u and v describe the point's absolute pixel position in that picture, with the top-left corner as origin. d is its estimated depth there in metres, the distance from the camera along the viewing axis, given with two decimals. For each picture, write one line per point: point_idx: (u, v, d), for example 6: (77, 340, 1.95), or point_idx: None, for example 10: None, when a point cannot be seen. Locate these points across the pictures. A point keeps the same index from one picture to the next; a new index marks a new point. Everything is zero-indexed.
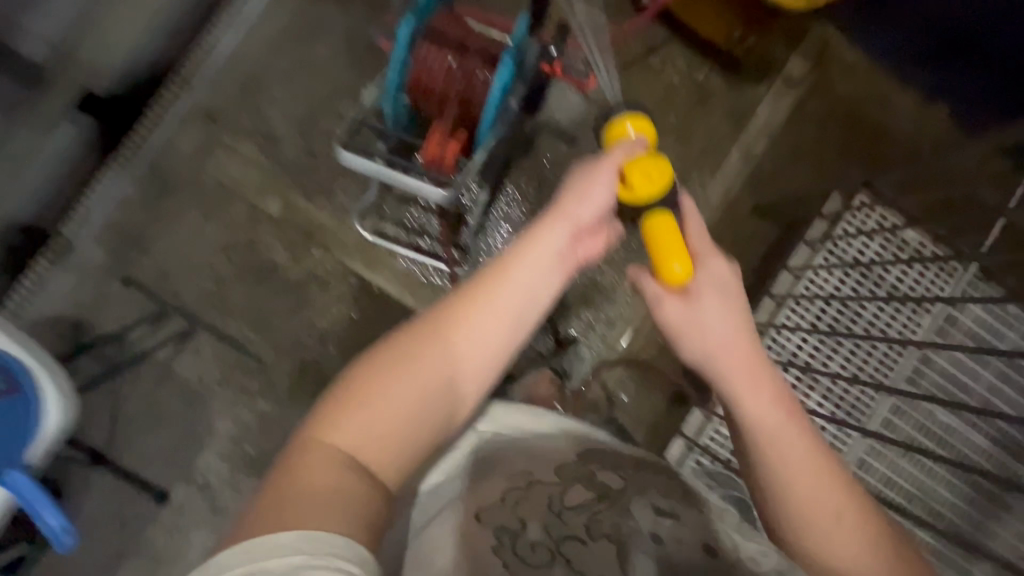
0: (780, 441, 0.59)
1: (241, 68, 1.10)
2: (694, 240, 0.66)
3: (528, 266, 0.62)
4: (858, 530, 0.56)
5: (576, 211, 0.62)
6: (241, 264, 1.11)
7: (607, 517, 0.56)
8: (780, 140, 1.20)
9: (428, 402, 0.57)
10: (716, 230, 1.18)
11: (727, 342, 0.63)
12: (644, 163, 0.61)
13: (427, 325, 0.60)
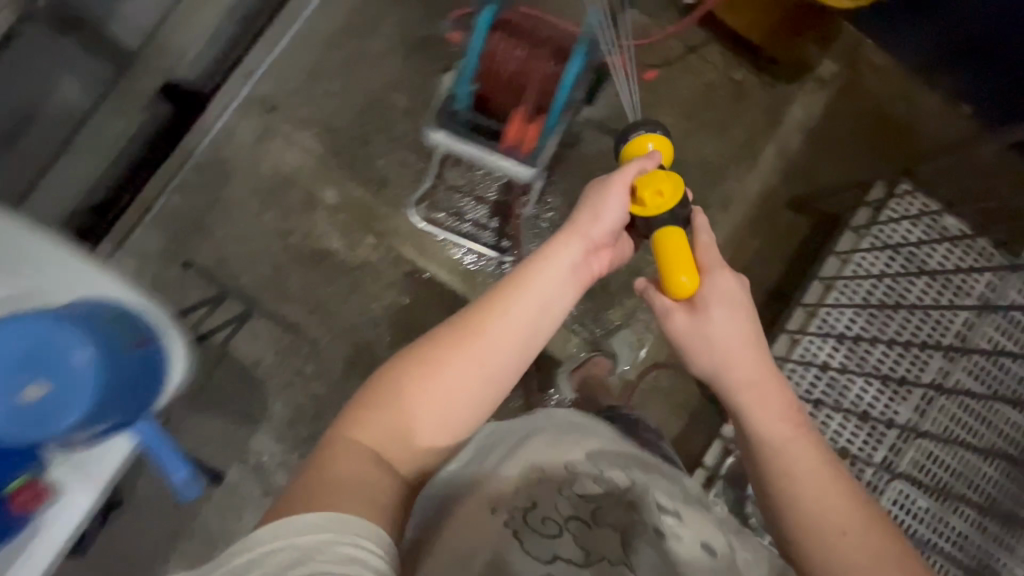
0: (783, 449, 0.59)
1: (300, 61, 1.14)
2: (704, 250, 0.67)
3: (548, 275, 0.62)
4: (872, 555, 0.53)
5: (587, 228, 0.65)
6: (299, 250, 1.14)
7: (614, 509, 0.56)
8: (814, 136, 1.25)
9: (450, 410, 0.58)
10: (752, 222, 1.23)
11: (733, 352, 0.63)
12: (656, 177, 0.66)
13: (448, 333, 0.60)
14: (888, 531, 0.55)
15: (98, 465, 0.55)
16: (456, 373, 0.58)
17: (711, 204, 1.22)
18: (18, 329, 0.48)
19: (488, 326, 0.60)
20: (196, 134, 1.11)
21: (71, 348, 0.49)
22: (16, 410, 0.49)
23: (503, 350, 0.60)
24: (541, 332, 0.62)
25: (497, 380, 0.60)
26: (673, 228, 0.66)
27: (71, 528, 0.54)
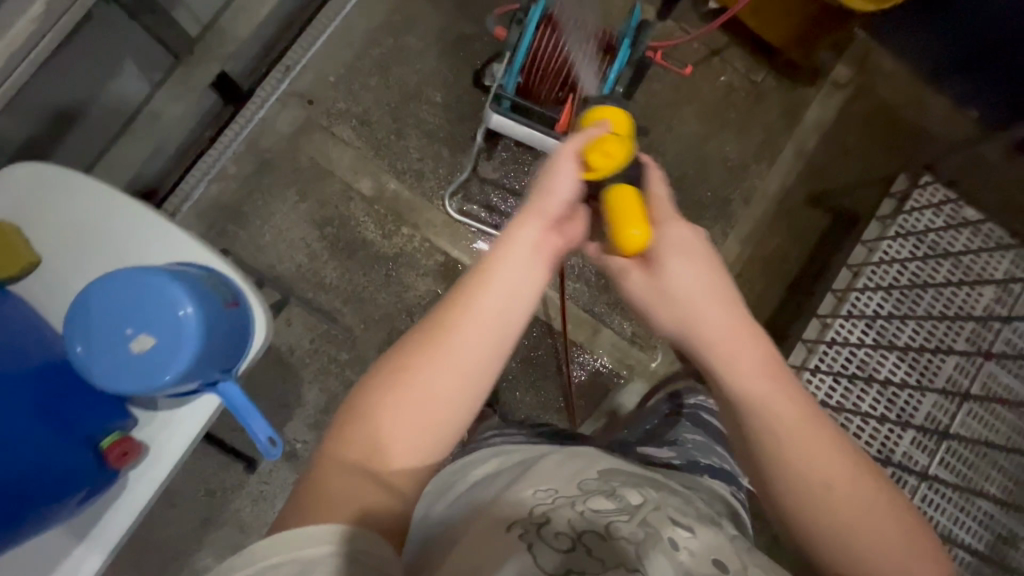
0: (762, 409, 0.50)
1: (338, 56, 1.17)
2: (656, 202, 0.57)
3: (507, 268, 0.49)
4: (886, 519, 0.49)
5: (542, 202, 0.51)
6: (334, 240, 1.16)
7: (629, 524, 0.48)
8: (831, 136, 1.29)
9: (412, 423, 0.47)
10: (773, 217, 1.26)
11: (698, 303, 0.52)
12: (601, 143, 0.56)
13: (394, 349, 0.49)
14: (874, 477, 0.50)
15: (183, 420, 0.57)
16: (405, 380, 0.47)
17: (734, 199, 1.26)
18: (127, 283, 0.48)
19: (444, 325, 0.48)
20: (237, 125, 1.13)
21: (177, 304, 0.49)
22: (121, 363, 0.48)
23: (461, 347, 0.48)
24: (507, 334, 0.49)
25: (461, 382, 0.48)
26: (625, 185, 0.55)
27: (156, 481, 0.56)
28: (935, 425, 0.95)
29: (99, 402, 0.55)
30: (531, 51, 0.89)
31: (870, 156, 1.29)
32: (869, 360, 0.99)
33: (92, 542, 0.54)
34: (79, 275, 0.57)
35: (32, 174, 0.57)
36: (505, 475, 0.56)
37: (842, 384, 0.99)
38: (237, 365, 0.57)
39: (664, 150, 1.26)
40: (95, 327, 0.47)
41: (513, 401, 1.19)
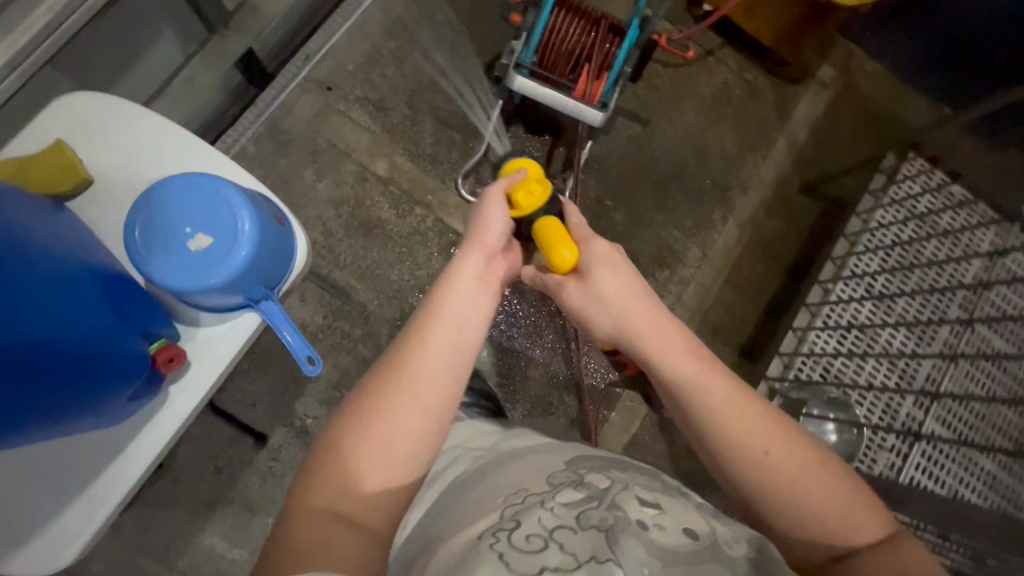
0: (695, 393, 0.57)
1: (357, 46, 1.23)
2: (576, 230, 0.73)
3: (457, 293, 0.60)
4: (815, 467, 0.53)
5: (484, 238, 0.66)
6: (349, 218, 1.18)
7: (599, 511, 0.52)
8: (819, 130, 1.37)
9: (390, 427, 0.53)
10: (769, 204, 1.33)
11: (627, 305, 0.64)
12: (523, 185, 0.73)
13: (372, 371, 0.56)
14: (808, 442, 0.54)
15: (224, 341, 0.59)
16: (379, 388, 0.54)
17: (732, 187, 1.32)
18: (190, 188, 0.51)
19: (410, 340, 0.57)
20: (259, 107, 1.17)
21: (236, 213, 0.51)
22: (180, 260, 0.51)
23: (428, 353, 0.56)
24: (465, 348, 0.58)
25: (430, 387, 0.55)
26: (550, 218, 0.71)
27: (196, 398, 0.57)
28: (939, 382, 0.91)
29: (138, 309, 0.55)
30: (547, 31, 0.95)
31: (857, 149, 1.37)
32: (870, 315, 0.98)
33: (129, 455, 0.56)
34: (132, 196, 0.60)
35: (91, 101, 0.60)
36: (485, 489, 0.60)
37: (851, 338, 0.97)
38: (279, 287, 0.60)
39: (666, 140, 1.32)
40: (158, 227, 0.50)
41: (521, 380, 1.21)
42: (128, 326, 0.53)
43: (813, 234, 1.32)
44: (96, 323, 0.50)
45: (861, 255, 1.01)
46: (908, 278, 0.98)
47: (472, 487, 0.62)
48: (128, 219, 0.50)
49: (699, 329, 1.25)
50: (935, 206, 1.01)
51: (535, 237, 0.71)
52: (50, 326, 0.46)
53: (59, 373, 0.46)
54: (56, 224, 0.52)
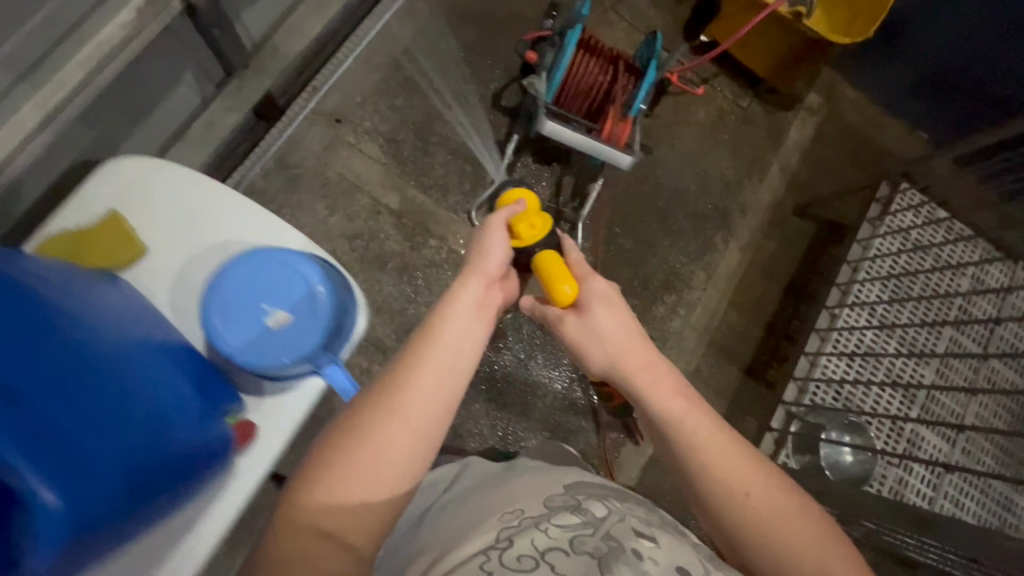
0: (681, 425, 0.59)
1: (364, 79, 1.22)
2: (576, 265, 0.72)
3: (456, 320, 0.56)
4: (793, 510, 0.54)
5: (483, 264, 0.63)
6: (364, 252, 1.18)
7: (592, 539, 0.50)
8: (809, 154, 1.43)
9: (379, 457, 0.49)
10: (767, 226, 1.38)
11: (620, 343, 0.64)
12: (526, 218, 0.75)
13: (360, 396, 0.52)
14: (790, 486, 0.56)
15: (288, 409, 0.57)
16: (371, 414, 0.50)
17: (731, 211, 1.37)
18: (269, 266, 0.56)
19: (405, 370, 0.52)
20: (268, 139, 1.14)
21: (310, 282, 0.57)
22: (261, 332, 0.56)
23: (424, 385, 0.52)
24: (458, 376, 0.54)
25: (424, 424, 0.51)
26: (550, 251, 0.71)
27: (258, 469, 0.56)
28: (935, 408, 0.98)
29: (193, 377, 0.52)
30: (566, 72, 0.97)
31: (844, 172, 1.43)
32: (874, 343, 1.05)
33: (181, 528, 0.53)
34: (184, 263, 0.58)
35: (138, 167, 0.58)
36: (477, 508, 0.59)
37: (856, 362, 1.03)
38: (341, 353, 0.58)
39: (668, 167, 1.36)
40: (239, 301, 0.55)
41: (540, 404, 1.20)
42: (186, 402, 0.49)
43: (806, 255, 1.37)
44: (151, 404, 0.46)
45: (864, 283, 1.08)
46: (902, 308, 1.06)
47: (458, 513, 0.60)
48: (208, 296, 0.55)
49: (706, 351, 1.30)
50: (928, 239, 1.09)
51: (533, 270, 0.71)
52: (94, 435, 0.40)
53: (134, 489, 0.42)
54: (93, 296, 0.49)
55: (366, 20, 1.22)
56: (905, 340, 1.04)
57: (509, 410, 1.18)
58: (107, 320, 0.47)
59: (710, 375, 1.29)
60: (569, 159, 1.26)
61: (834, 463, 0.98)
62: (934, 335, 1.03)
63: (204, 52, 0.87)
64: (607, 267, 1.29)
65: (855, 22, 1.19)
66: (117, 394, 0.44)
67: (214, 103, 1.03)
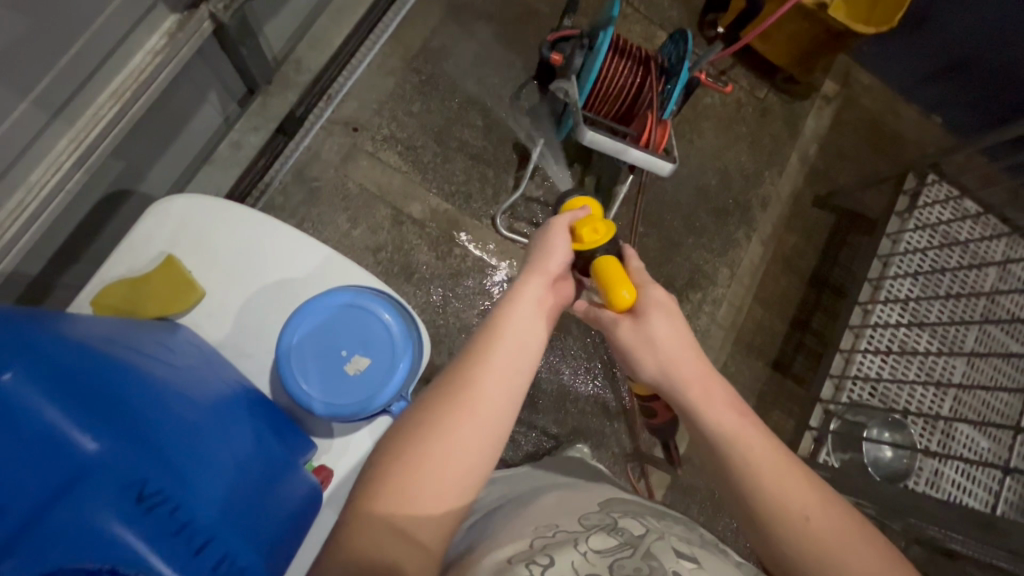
0: (732, 441, 0.51)
1: (380, 84, 1.17)
2: (636, 274, 0.65)
3: (522, 316, 0.52)
4: (853, 539, 0.46)
5: (547, 264, 0.60)
6: (388, 263, 1.12)
7: (632, 561, 0.45)
8: (828, 143, 1.36)
9: (446, 460, 0.44)
10: (786, 219, 1.30)
11: (678, 351, 0.58)
12: (589, 222, 0.66)
13: (417, 399, 0.47)
14: (850, 511, 0.48)
15: (360, 452, 0.55)
16: (438, 408, 0.45)
17: (752, 205, 1.29)
18: (341, 310, 0.55)
19: (475, 361, 0.48)
20: (285, 153, 1.11)
21: (378, 315, 0.56)
22: (333, 368, 0.55)
23: (499, 377, 0.48)
24: (527, 373, 0.49)
25: (495, 423, 0.46)
26: (610, 257, 0.63)
27: (327, 519, 0.53)
28: (965, 405, 1.01)
29: (268, 422, 0.48)
30: (599, 77, 0.95)
31: (869, 159, 1.37)
32: (908, 338, 1.08)
33: None
34: (243, 304, 0.55)
35: (189, 205, 0.56)
36: (506, 521, 0.54)
37: (890, 360, 1.07)
38: (410, 392, 0.56)
39: (688, 164, 1.29)
40: (312, 338, 0.54)
41: (574, 411, 1.16)
42: (277, 453, 0.47)
43: (828, 246, 1.30)
44: (247, 470, 0.43)
45: (894, 281, 1.12)
46: (932, 307, 1.09)
47: (486, 528, 0.54)
48: (284, 336, 0.53)
49: (735, 349, 1.22)
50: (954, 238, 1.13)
51: (591, 275, 0.64)
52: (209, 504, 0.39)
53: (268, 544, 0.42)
54: (173, 354, 0.45)
55: (378, 24, 1.19)
56: (938, 339, 1.07)
57: (543, 417, 1.14)
58: (197, 381, 0.44)
59: (741, 377, 1.21)
60: (591, 160, 1.21)
61: (874, 459, 1.02)
62: (964, 334, 1.06)
63: (224, 66, 0.84)
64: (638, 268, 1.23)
65: (876, 10, 1.17)
66: (214, 476, 0.40)
67: (238, 122, 1.05)
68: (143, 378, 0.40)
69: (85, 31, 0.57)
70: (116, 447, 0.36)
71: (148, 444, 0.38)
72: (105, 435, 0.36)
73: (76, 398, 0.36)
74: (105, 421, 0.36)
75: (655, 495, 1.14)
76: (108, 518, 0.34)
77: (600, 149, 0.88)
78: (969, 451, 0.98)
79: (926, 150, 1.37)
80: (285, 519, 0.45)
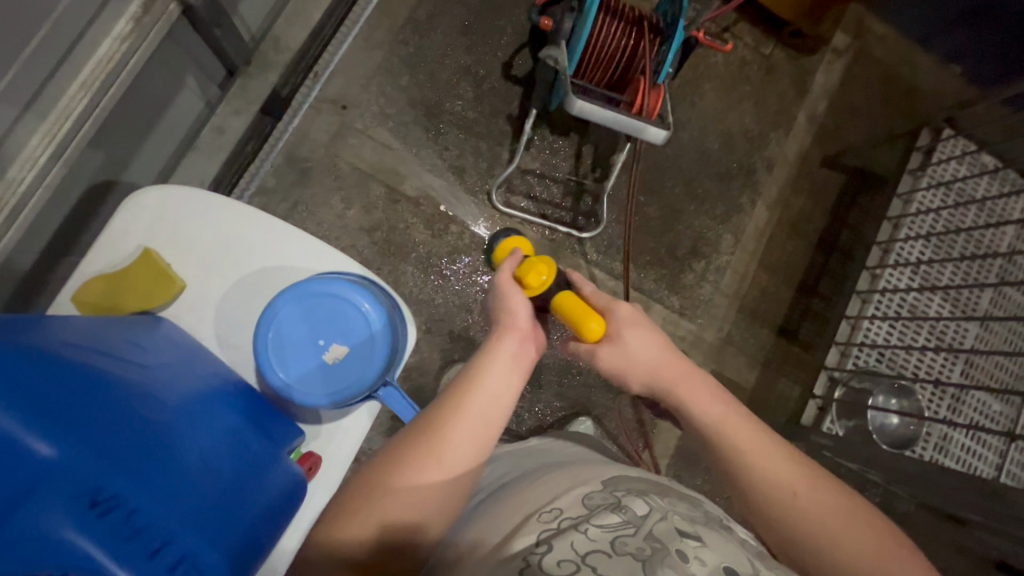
0: (721, 436, 0.53)
1: (367, 58, 1.14)
2: (594, 298, 0.66)
3: (494, 372, 0.54)
4: (842, 509, 0.47)
5: (512, 321, 0.59)
6: (385, 242, 1.10)
7: (634, 540, 0.43)
8: (838, 99, 1.29)
9: (416, 501, 0.47)
10: (794, 181, 1.25)
11: (658, 366, 0.59)
12: (531, 266, 0.67)
13: (397, 439, 0.51)
14: (836, 485, 0.49)
15: (349, 434, 0.56)
16: (410, 454, 0.49)
17: (757, 168, 1.25)
18: (317, 300, 0.55)
19: (445, 413, 0.51)
20: (274, 134, 1.09)
21: (359, 304, 0.56)
22: (315, 360, 0.55)
23: (464, 436, 0.50)
24: (499, 424, 0.53)
25: (460, 470, 0.49)
26: (567, 291, 0.63)
27: (325, 498, 0.55)
28: (977, 369, 1.00)
29: (246, 416, 0.48)
30: (590, 41, 0.90)
31: (883, 114, 1.30)
32: (919, 303, 1.05)
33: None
34: (225, 294, 0.55)
35: (165, 198, 0.55)
36: (512, 502, 0.52)
37: (898, 326, 1.04)
38: (394, 376, 0.56)
39: (690, 127, 1.23)
40: (291, 328, 0.54)
41: (576, 384, 1.15)
42: (252, 451, 0.46)
43: (837, 207, 1.25)
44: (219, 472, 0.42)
45: (905, 243, 1.08)
46: (947, 270, 1.06)
47: (485, 512, 0.53)
48: (262, 324, 0.53)
49: (740, 317, 1.19)
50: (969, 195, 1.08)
51: (552, 312, 0.64)
52: (174, 513, 0.36)
53: (231, 557, 0.39)
54: (147, 352, 0.45)
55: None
56: (950, 302, 1.04)
57: (544, 391, 1.14)
58: (161, 380, 0.43)
59: (749, 345, 1.19)
60: (587, 129, 1.18)
61: (882, 427, 0.99)
62: (976, 297, 1.04)
63: (198, 45, 0.81)
64: (641, 236, 1.19)
65: None
66: (182, 477, 0.38)
67: (219, 105, 1.04)
68: (104, 377, 0.38)
69: (46, 23, 0.56)
70: (78, 451, 0.33)
71: (113, 443, 0.35)
72: (65, 437, 0.33)
73: (33, 404, 0.33)
74: (63, 422, 0.34)
75: (660, 464, 1.15)
76: (58, 522, 0.31)
77: (593, 118, 0.84)
78: (978, 416, 0.98)
79: (943, 102, 1.30)
80: (252, 520, 0.42)
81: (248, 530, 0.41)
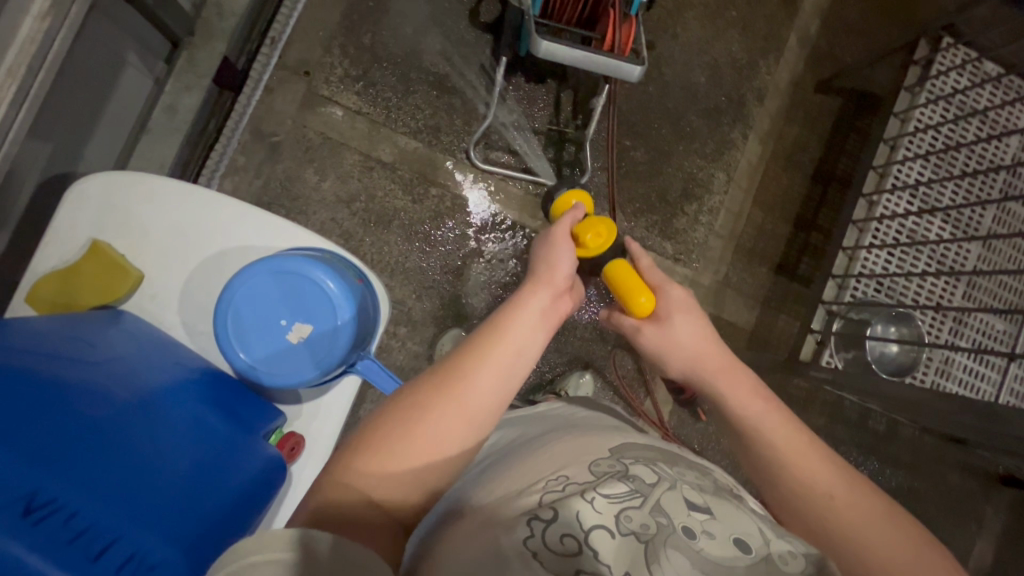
0: (755, 428, 0.54)
1: (324, 17, 1.07)
2: (649, 273, 0.65)
3: (522, 324, 0.54)
4: (879, 518, 0.47)
5: (551, 273, 0.58)
6: (364, 212, 1.07)
7: (640, 514, 0.43)
8: (832, 16, 1.21)
9: (425, 441, 0.47)
10: (787, 110, 1.19)
11: (701, 350, 0.59)
12: (591, 226, 0.64)
13: (418, 381, 0.51)
14: (874, 493, 0.50)
15: (332, 411, 0.56)
16: (432, 393, 0.49)
17: (747, 99, 1.18)
18: (274, 279, 0.52)
19: (474, 351, 0.51)
20: (236, 108, 1.04)
21: (319, 280, 0.53)
22: (282, 342, 0.54)
23: (483, 381, 0.50)
24: (517, 380, 0.52)
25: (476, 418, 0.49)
26: (621, 261, 0.63)
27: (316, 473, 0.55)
28: (979, 290, 0.98)
29: (212, 405, 0.47)
30: None
31: (881, 27, 1.22)
32: (919, 227, 1.01)
33: None
34: (183, 281, 0.53)
35: (106, 186, 0.52)
36: (514, 464, 0.51)
37: (898, 253, 1.01)
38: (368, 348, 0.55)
39: (674, 62, 1.16)
40: (252, 312, 0.52)
41: (574, 339, 1.14)
42: (225, 450, 0.45)
43: (834, 134, 1.20)
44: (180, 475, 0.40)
45: (904, 164, 1.03)
46: (948, 190, 1.01)
47: (486, 479, 0.50)
48: (221, 310, 0.51)
49: (736, 257, 1.17)
50: (968, 107, 1.03)
51: (603, 280, 0.64)
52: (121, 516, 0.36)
53: (193, 557, 0.38)
54: (98, 350, 0.44)
55: None
56: (952, 224, 1.01)
57: None
58: (118, 382, 0.42)
59: (746, 285, 1.16)
60: (565, 73, 1.12)
61: (880, 356, 0.99)
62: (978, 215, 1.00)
63: (132, 18, 0.77)
64: (629, 182, 1.14)
65: None
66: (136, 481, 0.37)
67: (169, 82, 0.98)
68: (40, 380, 0.37)
69: None
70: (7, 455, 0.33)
71: (48, 453, 0.34)
72: None
73: None
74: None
75: (662, 411, 1.15)
76: None
77: (564, 60, 0.79)
78: (980, 336, 0.96)
79: (943, 9, 1.22)
80: (222, 506, 0.42)
81: (211, 524, 0.40)
